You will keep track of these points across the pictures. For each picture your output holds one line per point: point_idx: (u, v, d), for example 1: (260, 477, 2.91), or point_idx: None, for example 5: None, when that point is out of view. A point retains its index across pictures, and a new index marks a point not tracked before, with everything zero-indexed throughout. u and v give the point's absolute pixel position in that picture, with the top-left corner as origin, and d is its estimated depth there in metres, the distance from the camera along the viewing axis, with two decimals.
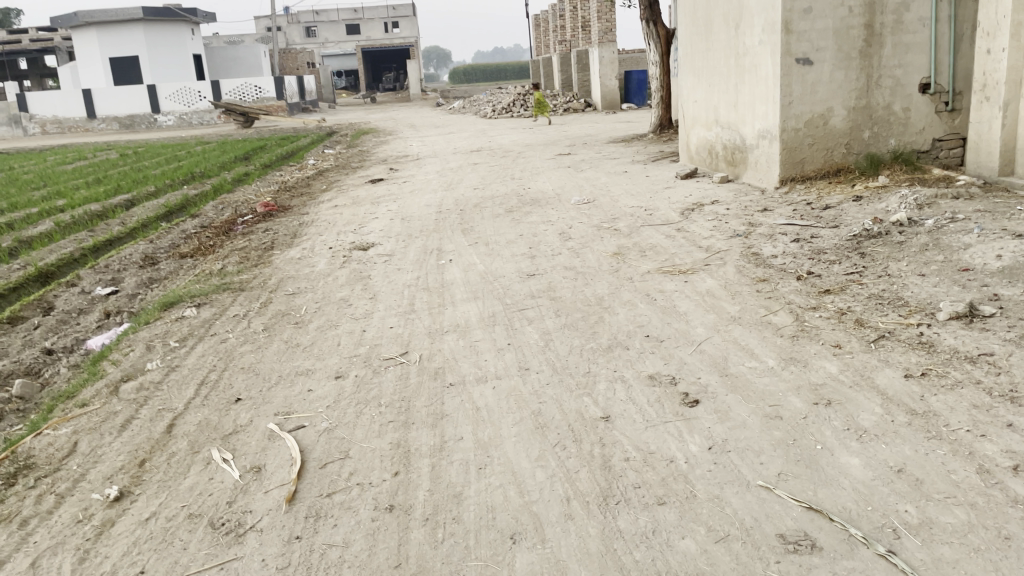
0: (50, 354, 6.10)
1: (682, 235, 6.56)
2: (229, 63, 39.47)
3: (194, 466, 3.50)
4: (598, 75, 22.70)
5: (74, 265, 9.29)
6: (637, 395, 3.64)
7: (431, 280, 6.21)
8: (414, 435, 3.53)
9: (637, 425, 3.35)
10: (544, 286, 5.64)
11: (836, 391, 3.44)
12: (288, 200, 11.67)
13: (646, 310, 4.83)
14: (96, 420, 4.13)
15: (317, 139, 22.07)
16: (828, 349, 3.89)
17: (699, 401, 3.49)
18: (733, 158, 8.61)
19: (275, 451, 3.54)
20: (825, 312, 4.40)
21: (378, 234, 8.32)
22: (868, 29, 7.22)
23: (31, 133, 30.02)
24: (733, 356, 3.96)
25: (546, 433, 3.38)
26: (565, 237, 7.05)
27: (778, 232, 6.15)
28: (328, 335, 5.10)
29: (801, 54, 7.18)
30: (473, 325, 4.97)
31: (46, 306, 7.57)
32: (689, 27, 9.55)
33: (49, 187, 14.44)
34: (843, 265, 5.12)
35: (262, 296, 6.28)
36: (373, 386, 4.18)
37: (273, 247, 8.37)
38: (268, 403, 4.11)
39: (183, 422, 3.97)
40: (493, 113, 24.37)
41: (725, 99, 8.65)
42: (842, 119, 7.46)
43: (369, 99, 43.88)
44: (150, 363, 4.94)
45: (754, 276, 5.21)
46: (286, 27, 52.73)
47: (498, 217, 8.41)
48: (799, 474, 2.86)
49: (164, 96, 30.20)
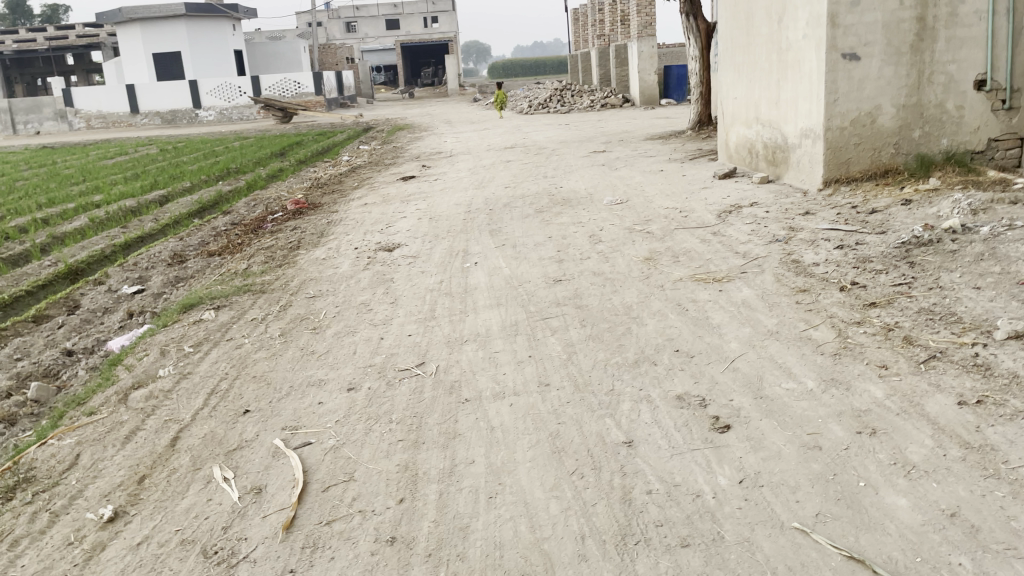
0: (70, 355, 6.01)
1: (718, 240, 6.26)
2: (270, 59, 39.76)
3: (193, 484, 3.33)
4: (636, 70, 22.28)
5: (104, 262, 9.28)
6: (663, 417, 3.38)
7: (455, 284, 6.01)
8: (423, 456, 3.33)
9: (662, 452, 3.10)
10: (571, 293, 5.40)
11: (882, 419, 3.15)
12: (319, 197, 11.60)
13: (678, 322, 4.56)
14: (101, 431, 4.00)
15: (352, 135, 22.04)
16: (872, 370, 3.60)
17: (731, 427, 3.23)
18: (774, 158, 8.25)
19: (278, 470, 3.36)
20: (870, 328, 4.09)
21: (404, 234, 8.13)
22: (919, 22, 6.83)
23: (76, 128, 30.54)
24: (768, 376, 3.68)
25: (563, 459, 3.14)
26: (595, 240, 6.80)
27: (820, 237, 5.82)
28: (344, 343, 4.93)
29: (848, 49, 6.82)
30: (494, 334, 4.75)
31: (72, 304, 7.53)
32: (730, 21, 9.20)
33: (88, 182, 14.57)
34: (890, 275, 4.79)
35: (283, 299, 6.13)
36: (386, 400, 3.98)
37: (299, 247, 8.24)
38: (277, 416, 3.93)
39: (187, 436, 3.81)
40: (529, 109, 24.08)
41: (767, 96, 8.29)
42: (891, 117, 7.07)
43: (407, 94, 43.85)
44: (163, 369, 4.81)
45: (793, 285, 4.91)
46: (327, 22, 52.98)
47: (528, 217, 8.18)
48: (840, 515, 2.58)
49: (205, 91, 30.48)
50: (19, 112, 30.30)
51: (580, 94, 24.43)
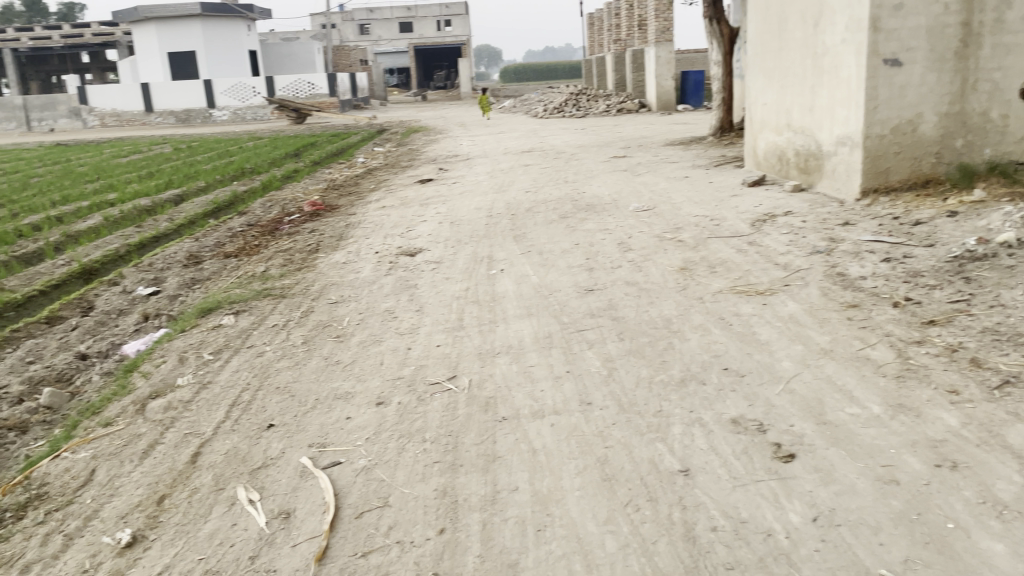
0: (84, 358, 5.82)
1: (756, 250, 6.02)
2: (284, 59, 39.69)
3: (216, 507, 3.13)
4: (654, 75, 22.04)
5: (118, 262, 9.09)
6: (719, 444, 3.15)
7: (481, 291, 5.79)
8: (463, 480, 3.11)
9: (722, 483, 2.88)
10: (605, 303, 5.17)
11: (960, 451, 2.92)
12: (336, 199, 11.39)
13: (723, 337, 4.32)
14: (118, 444, 3.80)
15: (366, 136, 21.86)
16: (942, 396, 3.36)
17: (795, 456, 3.00)
18: (806, 166, 8.01)
19: (307, 492, 3.15)
20: (932, 348, 3.85)
21: (426, 239, 7.92)
22: (964, 28, 6.60)
23: (89, 126, 30.53)
24: (829, 400, 3.44)
25: (615, 488, 2.92)
26: (625, 248, 6.57)
27: (864, 249, 5.58)
28: (370, 353, 4.71)
29: (890, 55, 6.57)
30: (527, 347, 4.53)
31: (86, 305, 7.34)
32: (760, 26, 8.97)
33: (102, 180, 14.41)
34: (946, 291, 4.55)
35: (304, 304, 5.92)
36: (417, 417, 3.75)
37: (318, 250, 8.03)
38: (303, 431, 3.72)
39: (209, 451, 3.60)
40: (544, 113, 23.87)
41: (800, 102, 8.06)
42: (933, 126, 6.82)
43: (421, 96, 43.73)
44: (181, 378, 4.59)
45: (842, 300, 4.67)
46: (340, 24, 52.91)
47: (553, 223, 7.95)
48: (931, 562, 2.38)
49: (219, 91, 30.41)
50: (33, 110, 30.43)
51: (596, 98, 24.20)
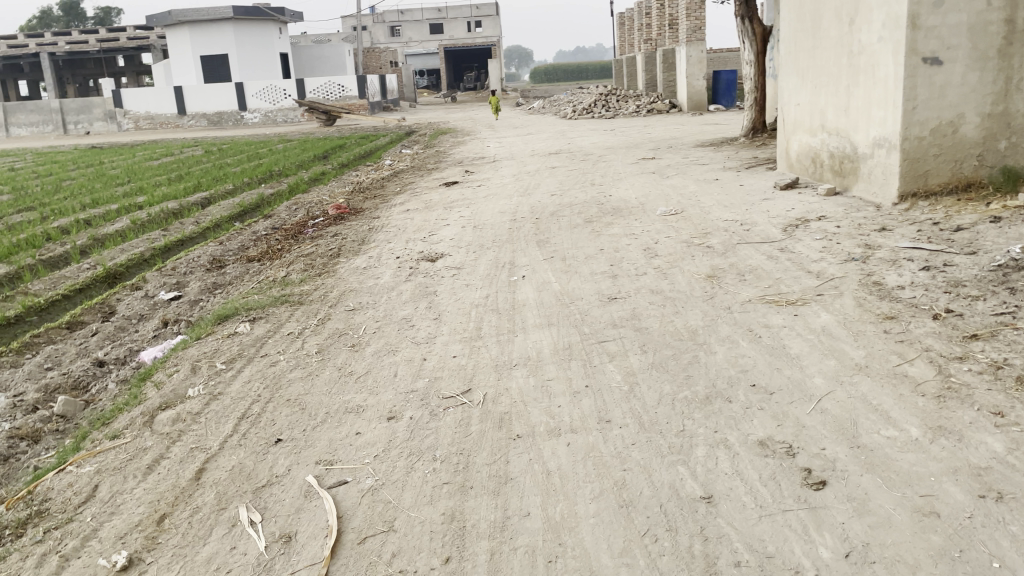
0: (101, 365, 5.77)
1: (786, 257, 5.79)
2: (315, 61, 39.91)
3: (217, 528, 3.03)
4: (684, 75, 21.73)
5: (142, 266, 9.09)
6: (745, 468, 2.96)
7: (501, 299, 5.64)
8: (473, 504, 2.96)
9: (748, 512, 2.69)
10: (628, 313, 4.99)
11: (1007, 481, 2.70)
12: (361, 202, 11.33)
13: (751, 351, 4.12)
14: (123, 458, 3.71)
15: (395, 138, 21.83)
16: (986, 418, 3.12)
17: (827, 483, 2.80)
18: (841, 168, 7.74)
19: (310, 514, 3.03)
20: (975, 364, 3.60)
21: (448, 244, 7.79)
22: (1009, 24, 6.30)
23: (125, 129, 30.99)
24: (863, 421, 3.23)
25: (632, 516, 2.75)
26: (651, 254, 6.38)
27: (902, 257, 5.32)
28: (384, 363, 4.58)
29: (930, 53, 6.29)
30: (546, 359, 4.36)
31: (107, 310, 7.32)
32: (793, 24, 8.70)
33: (133, 183, 14.51)
34: (989, 302, 4.30)
35: (321, 311, 5.82)
36: (429, 433, 3.60)
37: (340, 255, 7.93)
38: (311, 447, 3.60)
39: (214, 468, 3.50)
40: (573, 114, 23.64)
41: (834, 103, 7.79)
42: (975, 127, 6.53)
43: (451, 97, 43.69)
44: (193, 389, 4.50)
45: (878, 312, 4.44)
46: (371, 26, 53.15)
47: (577, 228, 7.76)
48: None
49: (251, 93, 30.64)
50: (71, 113, 31.06)
51: (626, 98, 23.93)
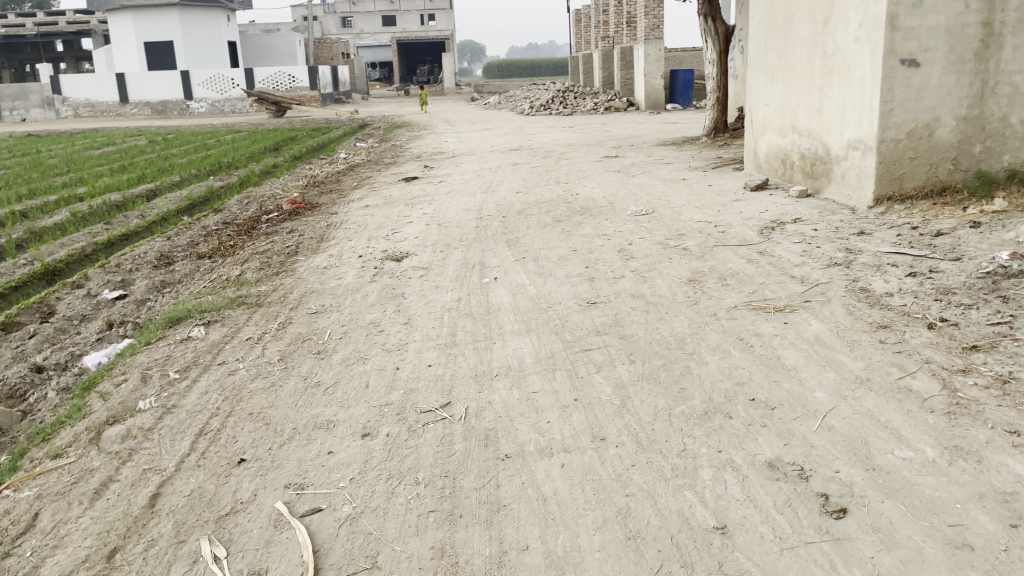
0: (39, 371, 5.31)
1: (767, 261, 5.64)
2: (265, 51, 38.92)
3: (176, 564, 2.71)
4: (642, 73, 21.66)
5: (84, 262, 8.56)
6: (759, 494, 2.76)
7: (475, 303, 5.36)
8: (465, 536, 2.70)
9: (767, 545, 2.49)
10: (610, 319, 4.76)
11: None
12: (317, 197, 10.91)
13: (745, 361, 3.93)
14: (67, 481, 3.35)
15: (349, 131, 21.32)
16: (1002, 438, 2.97)
17: (848, 512, 2.61)
18: (812, 170, 7.66)
19: (282, 549, 2.73)
20: (980, 378, 3.47)
21: (412, 242, 7.48)
22: (985, 28, 6.25)
23: (63, 116, 29.75)
24: (875, 440, 3.05)
25: (641, 550, 2.53)
26: (627, 256, 6.18)
27: (886, 263, 5.21)
28: (354, 373, 4.27)
29: (907, 55, 6.21)
30: (528, 369, 4.11)
31: (46, 310, 6.82)
32: (763, 23, 8.59)
33: (73, 173, 13.82)
34: (983, 310, 4.19)
35: (281, 315, 5.46)
36: (408, 452, 3.32)
37: (297, 252, 7.56)
38: (278, 468, 3.28)
39: (170, 492, 3.16)
40: (530, 111, 23.40)
41: (806, 103, 7.70)
42: (950, 131, 6.47)
43: (405, 91, 43.07)
44: (143, 402, 4.12)
45: (870, 320, 4.29)
46: (322, 16, 52.25)
47: (546, 227, 7.54)
48: None
49: (197, 82, 29.69)
50: (6, 99, 29.72)
51: (583, 95, 23.78)
